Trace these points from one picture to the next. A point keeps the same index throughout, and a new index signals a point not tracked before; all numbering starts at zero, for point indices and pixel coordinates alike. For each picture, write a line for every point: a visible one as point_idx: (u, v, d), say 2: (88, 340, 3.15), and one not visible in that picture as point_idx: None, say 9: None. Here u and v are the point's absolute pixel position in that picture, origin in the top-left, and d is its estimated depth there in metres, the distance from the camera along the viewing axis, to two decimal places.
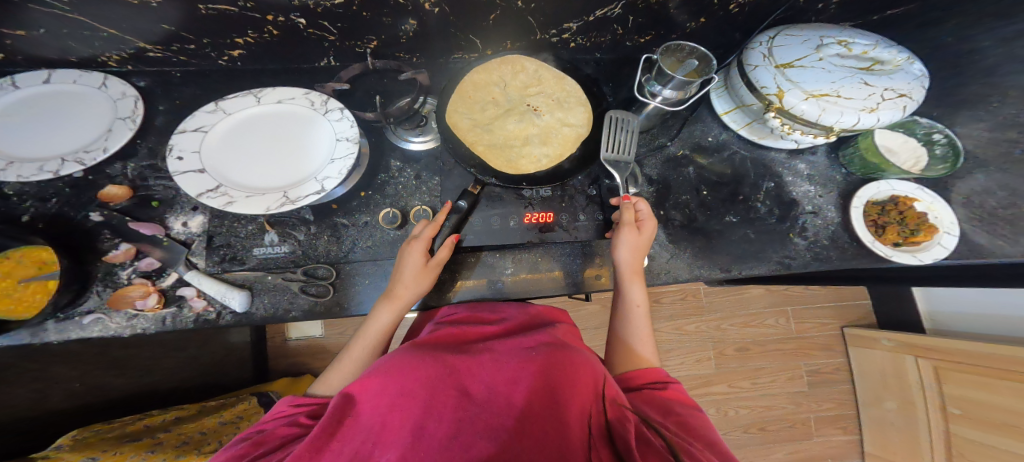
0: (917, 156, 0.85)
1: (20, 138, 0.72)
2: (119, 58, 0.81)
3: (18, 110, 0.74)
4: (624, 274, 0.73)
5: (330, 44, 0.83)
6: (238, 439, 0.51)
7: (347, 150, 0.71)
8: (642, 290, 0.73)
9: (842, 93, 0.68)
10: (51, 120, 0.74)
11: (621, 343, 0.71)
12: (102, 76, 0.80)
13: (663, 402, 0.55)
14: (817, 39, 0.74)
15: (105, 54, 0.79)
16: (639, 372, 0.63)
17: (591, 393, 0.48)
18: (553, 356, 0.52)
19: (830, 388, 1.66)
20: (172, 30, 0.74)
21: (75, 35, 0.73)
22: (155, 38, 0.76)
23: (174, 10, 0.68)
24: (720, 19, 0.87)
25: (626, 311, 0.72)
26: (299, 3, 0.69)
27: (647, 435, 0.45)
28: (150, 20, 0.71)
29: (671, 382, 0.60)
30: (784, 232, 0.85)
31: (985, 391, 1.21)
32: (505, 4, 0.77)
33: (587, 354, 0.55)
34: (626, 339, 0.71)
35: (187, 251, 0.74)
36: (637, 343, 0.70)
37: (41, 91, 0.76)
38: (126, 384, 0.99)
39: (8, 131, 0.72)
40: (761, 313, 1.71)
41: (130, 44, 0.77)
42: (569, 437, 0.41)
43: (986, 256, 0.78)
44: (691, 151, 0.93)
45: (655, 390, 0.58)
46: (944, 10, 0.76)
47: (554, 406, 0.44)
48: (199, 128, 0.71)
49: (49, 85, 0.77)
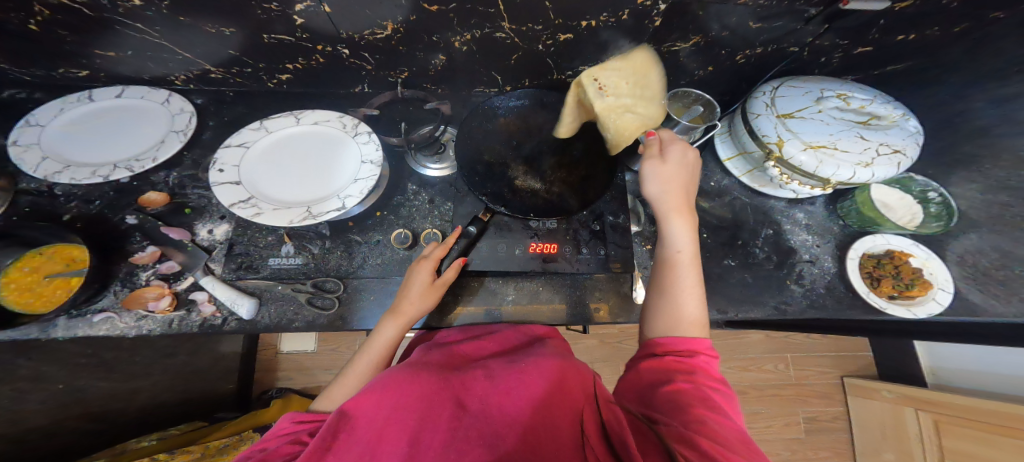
0: (912, 213, 0.89)
1: (84, 146, 0.79)
2: (185, 78, 0.87)
3: (87, 120, 0.82)
4: (671, 206, 0.68)
5: (367, 73, 0.89)
6: (239, 459, 0.52)
7: (371, 171, 0.75)
8: (686, 229, 0.67)
9: (839, 145, 0.73)
10: (113, 131, 0.81)
11: (664, 293, 0.64)
12: (167, 93, 0.87)
13: (687, 373, 0.52)
14: (818, 92, 0.80)
15: (175, 74, 0.86)
16: (679, 339, 0.57)
17: (582, 396, 0.50)
18: (545, 364, 0.55)
19: (829, 439, 1.61)
20: (236, 54, 0.81)
21: (156, 57, 0.81)
22: (219, 62, 0.83)
23: (242, 38, 0.76)
24: (726, 69, 0.94)
25: (668, 258, 0.66)
26: (347, 35, 0.76)
27: (639, 427, 0.45)
28: (219, 45, 0.78)
29: (706, 354, 0.56)
30: (782, 277, 0.88)
31: (982, 446, 1.20)
32: (528, 46, 0.83)
33: (576, 361, 0.58)
34: (668, 293, 0.63)
35: (207, 258, 0.77)
36: (679, 293, 0.63)
37: (110, 104, 0.84)
38: (105, 385, 0.99)
39: (76, 139, 0.79)
40: (760, 358, 1.70)
41: (198, 66, 0.84)
42: (560, 437, 0.43)
43: (981, 313, 0.80)
44: (693, 194, 0.97)
45: (679, 359, 0.55)
46: (942, 68, 0.80)
47: (546, 410, 0.46)
48: (242, 143, 0.77)
49: (120, 98, 0.85)
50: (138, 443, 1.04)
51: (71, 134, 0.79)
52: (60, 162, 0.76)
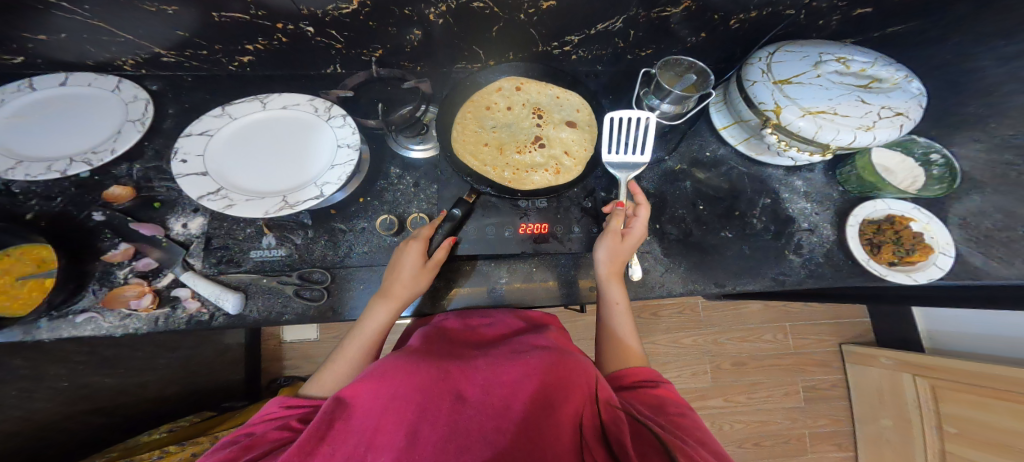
0: (914, 176, 0.85)
1: (31, 139, 0.74)
2: (134, 62, 0.83)
3: (33, 111, 0.77)
4: (602, 276, 0.74)
5: (336, 52, 0.84)
6: (223, 444, 0.51)
7: (348, 156, 0.72)
8: (615, 286, 0.73)
9: (839, 110, 0.69)
10: (63, 122, 0.77)
11: (609, 340, 0.71)
12: (116, 80, 0.82)
13: (659, 401, 0.55)
14: (816, 56, 0.75)
15: (121, 58, 0.81)
16: (626, 370, 0.63)
17: (584, 395, 0.48)
18: (549, 359, 0.51)
19: (827, 405, 1.64)
20: (187, 36, 0.76)
21: (95, 40, 0.75)
22: (170, 44, 0.78)
23: (190, 17, 0.70)
24: (720, 35, 0.88)
25: (606, 316, 0.72)
26: (308, 11, 0.71)
27: (638, 432, 0.45)
28: (166, 26, 0.73)
29: (664, 382, 0.60)
30: (780, 248, 0.86)
31: (982, 411, 1.21)
32: (508, 16, 0.78)
33: (580, 357, 0.54)
34: (609, 345, 0.70)
35: (186, 252, 0.74)
36: (620, 342, 0.70)
37: (56, 93, 0.79)
38: (108, 384, 0.99)
39: (20, 131, 0.74)
40: (759, 328, 1.70)
41: (146, 49, 0.79)
42: (562, 441, 0.42)
43: (982, 277, 0.78)
44: (688, 166, 0.93)
45: (650, 388, 0.59)
46: (944, 26, 0.75)
47: (548, 408, 0.45)
48: (204, 132, 0.73)
49: (65, 86, 0.80)
50: (147, 436, 1.04)
51: (16, 127, 0.75)
52: (9, 156, 0.72)
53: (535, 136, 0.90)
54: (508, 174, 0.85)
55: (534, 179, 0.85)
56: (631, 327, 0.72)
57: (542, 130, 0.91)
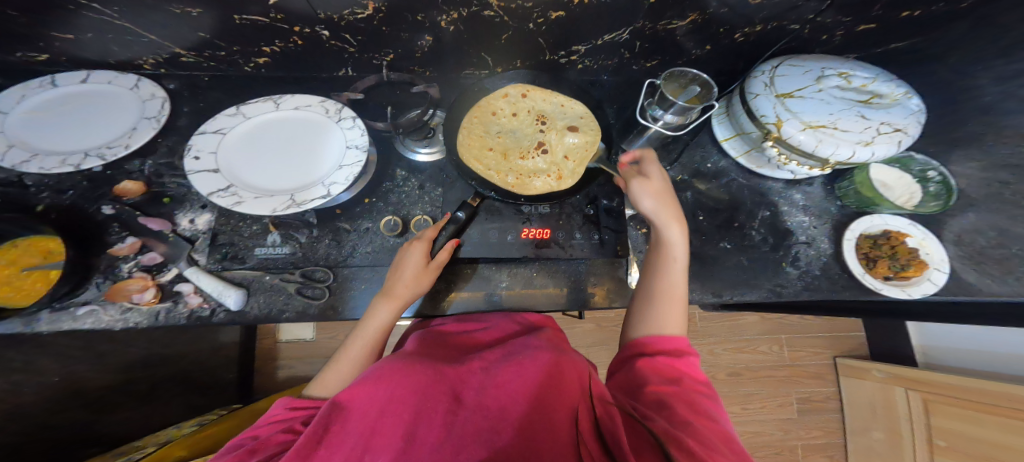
0: (911, 192, 0.87)
1: (49, 134, 0.75)
2: (155, 62, 0.84)
3: (52, 106, 0.78)
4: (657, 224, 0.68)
5: (349, 55, 0.86)
6: (230, 446, 0.51)
7: (356, 157, 0.73)
8: (682, 236, 0.68)
9: (839, 125, 0.70)
10: (79, 117, 0.78)
11: (647, 301, 0.68)
12: (136, 78, 0.84)
13: (677, 377, 0.55)
14: (818, 70, 0.77)
15: (142, 57, 0.82)
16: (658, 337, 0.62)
17: (577, 395, 0.48)
18: (542, 360, 0.52)
19: (820, 417, 1.65)
20: (207, 37, 0.77)
21: (118, 40, 0.77)
22: (189, 44, 0.79)
23: (212, 19, 0.72)
24: (725, 48, 0.90)
25: (661, 271, 0.68)
26: (325, 16, 0.72)
27: (631, 427, 0.45)
28: (189, 28, 0.74)
29: (688, 354, 0.59)
30: (777, 259, 0.87)
31: (973, 425, 1.22)
32: (518, 25, 0.80)
33: (575, 358, 0.56)
34: (659, 298, 0.66)
35: (190, 248, 0.75)
36: (666, 300, 0.66)
37: (76, 90, 0.80)
38: (102, 379, 0.98)
39: (37, 125, 0.75)
40: (755, 340, 1.71)
41: (167, 49, 0.80)
42: (555, 436, 0.42)
43: (974, 293, 0.79)
44: (690, 176, 0.95)
45: (669, 360, 0.58)
46: (944, 46, 0.77)
47: (541, 407, 0.45)
48: (218, 130, 0.74)
49: (86, 84, 0.81)
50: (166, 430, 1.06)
51: (34, 121, 0.75)
52: (26, 150, 0.72)
53: (539, 142, 0.92)
54: (511, 179, 0.86)
55: (536, 184, 0.86)
56: (682, 283, 0.68)
57: (545, 135, 0.92)
